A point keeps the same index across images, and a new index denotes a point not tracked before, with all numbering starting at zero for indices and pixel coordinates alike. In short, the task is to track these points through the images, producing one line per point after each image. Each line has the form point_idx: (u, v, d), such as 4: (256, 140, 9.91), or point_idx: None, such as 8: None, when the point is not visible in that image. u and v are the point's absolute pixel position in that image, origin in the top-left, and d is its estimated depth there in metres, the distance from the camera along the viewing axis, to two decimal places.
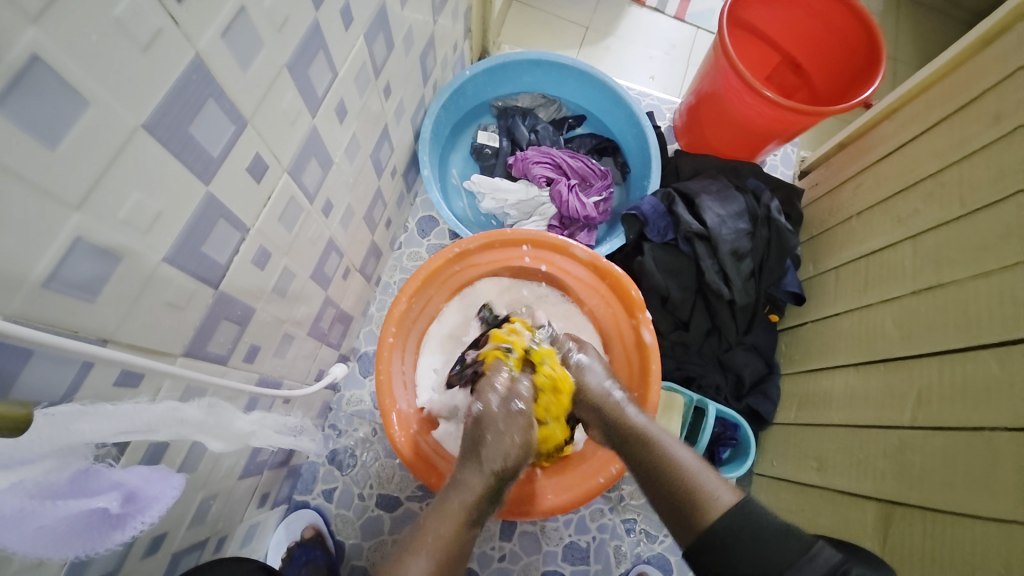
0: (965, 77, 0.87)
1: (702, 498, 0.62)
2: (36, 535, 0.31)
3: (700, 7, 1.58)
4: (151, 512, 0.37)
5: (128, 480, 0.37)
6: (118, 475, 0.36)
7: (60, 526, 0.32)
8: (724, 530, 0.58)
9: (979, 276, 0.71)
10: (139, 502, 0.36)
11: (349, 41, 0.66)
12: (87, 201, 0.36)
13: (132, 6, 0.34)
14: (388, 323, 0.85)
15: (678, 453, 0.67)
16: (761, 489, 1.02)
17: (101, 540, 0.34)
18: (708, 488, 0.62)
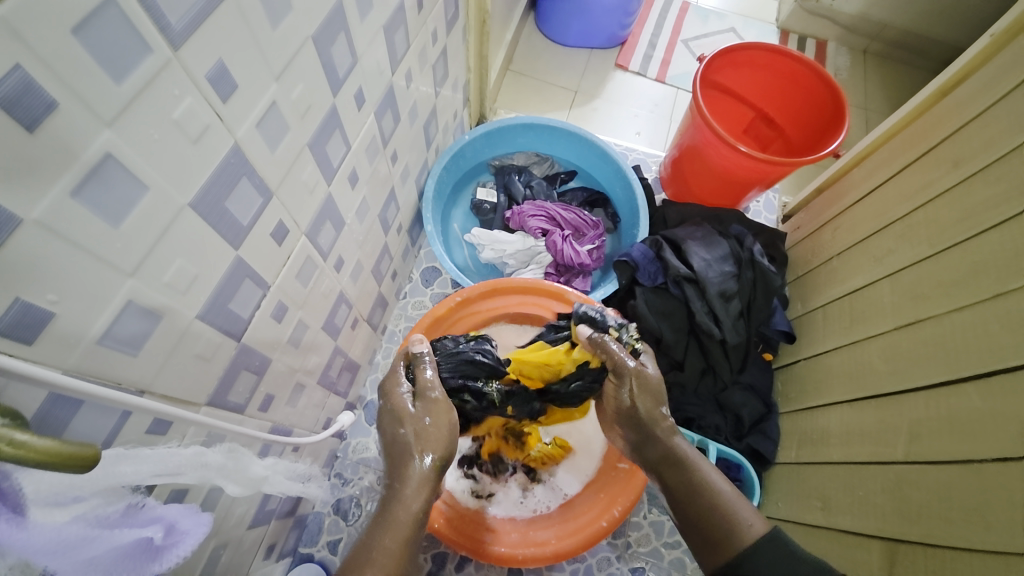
0: (922, 129, 0.95)
1: (737, 519, 0.62)
2: (87, 564, 0.33)
3: (679, 70, 1.73)
4: (185, 545, 0.39)
5: (167, 514, 0.39)
6: (162, 507, 0.39)
7: (108, 556, 0.34)
8: (751, 552, 0.58)
9: (952, 311, 0.75)
10: (177, 534, 0.39)
11: (362, 118, 0.75)
12: (139, 268, 0.41)
13: (188, 109, 0.41)
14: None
15: (714, 481, 0.67)
16: None
17: (141, 571, 0.36)
18: (739, 511, 0.63)
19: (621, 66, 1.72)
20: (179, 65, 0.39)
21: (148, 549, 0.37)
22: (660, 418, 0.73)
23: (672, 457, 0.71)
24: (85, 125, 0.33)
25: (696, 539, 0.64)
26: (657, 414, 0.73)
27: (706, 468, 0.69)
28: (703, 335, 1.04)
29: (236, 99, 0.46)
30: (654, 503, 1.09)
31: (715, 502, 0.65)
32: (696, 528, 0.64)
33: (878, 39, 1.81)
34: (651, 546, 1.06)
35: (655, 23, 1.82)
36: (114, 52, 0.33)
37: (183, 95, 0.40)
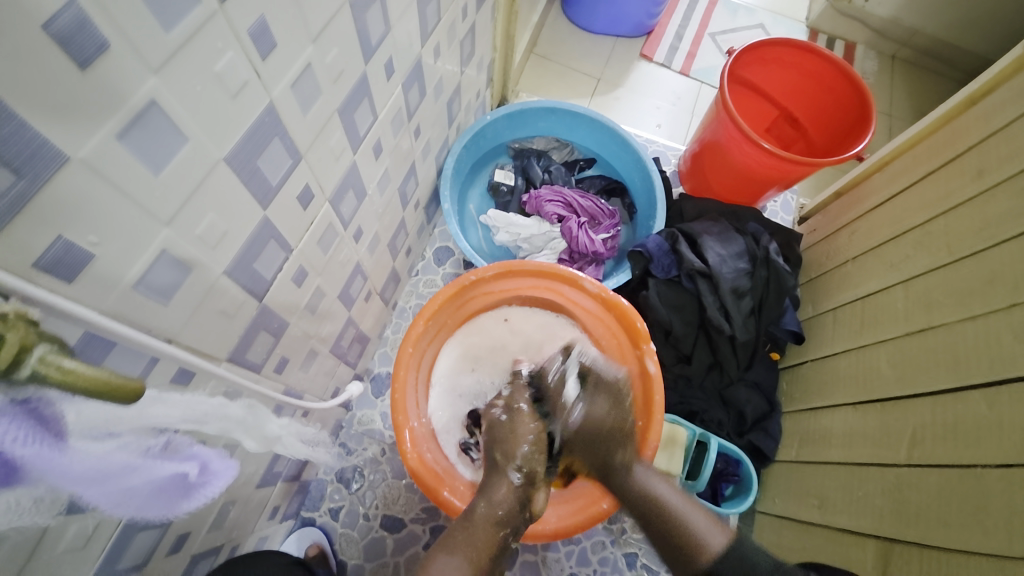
0: (950, 135, 0.94)
1: (699, 544, 0.65)
2: (124, 493, 0.35)
3: (705, 64, 1.71)
4: (213, 487, 0.41)
5: (203, 454, 0.42)
6: (197, 446, 0.41)
7: (144, 488, 0.36)
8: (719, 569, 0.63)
9: (964, 320, 0.75)
10: (208, 474, 0.41)
11: (390, 89, 0.74)
12: (174, 219, 0.41)
13: (230, 63, 0.41)
14: (405, 344, 0.90)
15: (660, 494, 0.69)
16: (765, 527, 1.01)
17: (174, 502, 0.39)
18: (685, 511, 0.68)
19: (646, 56, 1.70)
20: (223, 17, 0.39)
21: (182, 484, 0.39)
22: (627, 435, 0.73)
23: (612, 473, 0.72)
24: (132, 69, 0.33)
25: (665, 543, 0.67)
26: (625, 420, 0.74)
27: (663, 490, 0.70)
28: (712, 330, 1.04)
29: (274, 57, 0.46)
30: None
31: (676, 531, 0.66)
32: (662, 532, 0.67)
33: (909, 45, 1.78)
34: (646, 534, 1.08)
35: (682, 14, 1.79)
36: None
37: (226, 48, 0.40)
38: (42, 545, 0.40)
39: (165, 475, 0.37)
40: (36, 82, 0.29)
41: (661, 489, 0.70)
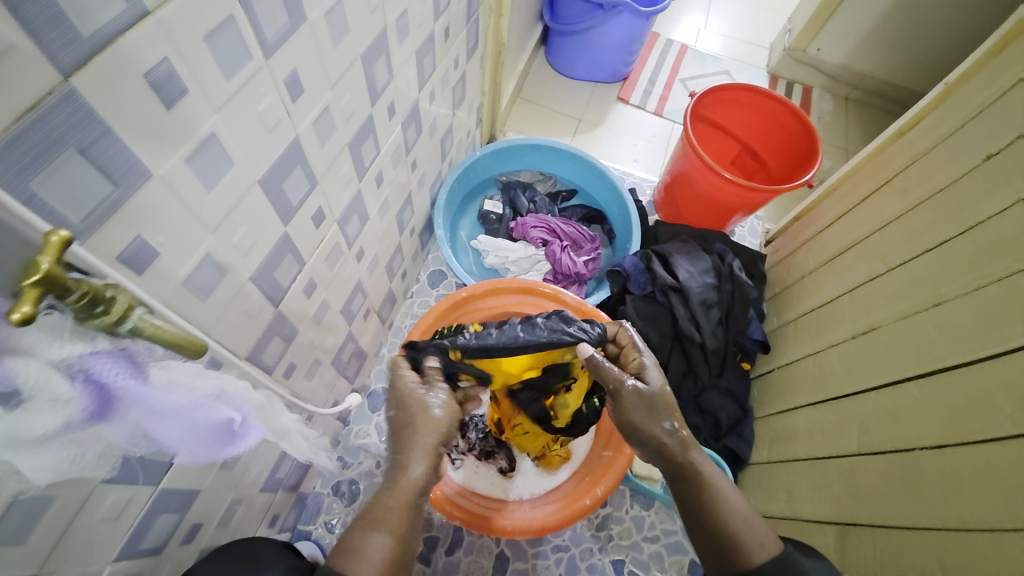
0: (883, 162, 1.07)
1: (751, 542, 0.66)
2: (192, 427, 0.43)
3: (676, 106, 1.88)
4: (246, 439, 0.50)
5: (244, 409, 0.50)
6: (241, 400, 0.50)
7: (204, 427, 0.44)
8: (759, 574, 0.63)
9: (897, 320, 0.85)
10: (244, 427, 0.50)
11: (391, 126, 0.86)
12: (218, 228, 0.50)
13: (268, 104, 0.51)
14: None
15: (720, 485, 0.70)
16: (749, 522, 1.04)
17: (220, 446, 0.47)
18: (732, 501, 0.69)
19: (621, 99, 1.88)
20: (266, 69, 0.49)
21: (228, 429, 0.48)
22: (681, 449, 0.72)
23: (681, 472, 0.72)
24: (202, 109, 0.43)
25: (713, 549, 0.67)
26: (659, 422, 0.73)
27: (720, 480, 0.71)
28: (685, 340, 1.13)
29: (302, 100, 0.57)
30: (636, 500, 1.16)
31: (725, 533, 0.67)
32: (709, 538, 0.68)
33: (859, 88, 1.98)
34: (632, 540, 1.12)
35: (654, 62, 1.98)
36: (228, 55, 0.44)
37: (266, 93, 0.51)
38: (88, 510, 0.46)
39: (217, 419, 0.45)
40: (136, 118, 0.38)
41: (719, 479, 0.71)
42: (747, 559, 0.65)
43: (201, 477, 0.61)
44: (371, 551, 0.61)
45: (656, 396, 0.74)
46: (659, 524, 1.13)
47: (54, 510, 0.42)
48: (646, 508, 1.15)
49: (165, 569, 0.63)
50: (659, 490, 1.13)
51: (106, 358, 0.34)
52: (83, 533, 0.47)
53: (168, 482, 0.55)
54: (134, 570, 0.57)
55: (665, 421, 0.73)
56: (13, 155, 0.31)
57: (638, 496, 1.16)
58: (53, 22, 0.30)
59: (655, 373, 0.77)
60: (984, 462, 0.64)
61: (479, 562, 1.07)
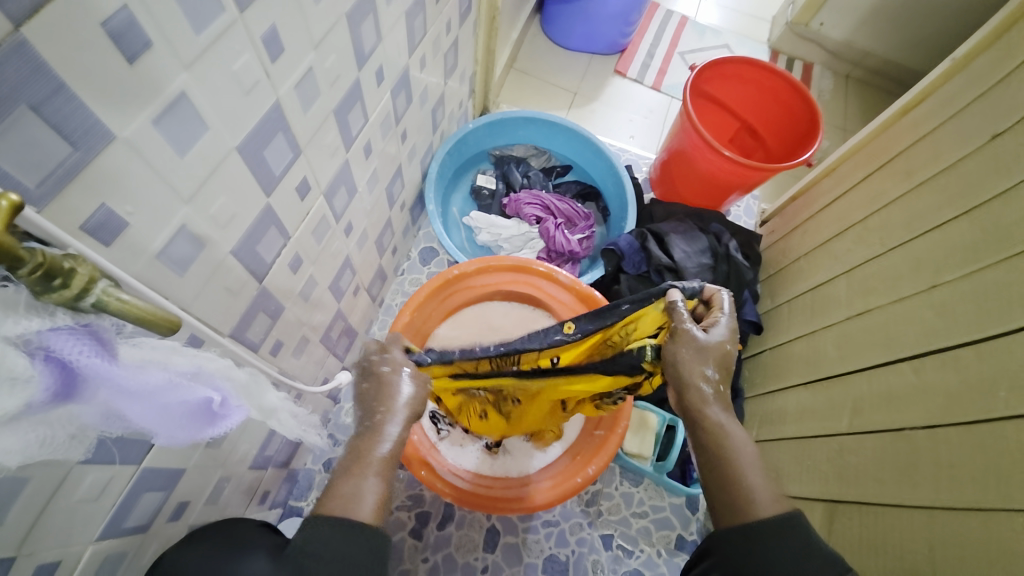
0: (886, 142, 1.05)
1: (762, 495, 0.57)
2: (174, 408, 0.41)
3: (674, 80, 1.83)
4: (233, 420, 0.48)
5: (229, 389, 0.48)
6: (225, 380, 0.48)
7: (187, 408, 0.42)
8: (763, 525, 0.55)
9: (895, 302, 0.85)
10: (230, 408, 0.48)
11: (379, 94, 0.81)
12: (194, 198, 0.47)
13: (245, 63, 0.48)
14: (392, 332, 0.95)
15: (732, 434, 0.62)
16: None
17: (204, 428, 0.46)
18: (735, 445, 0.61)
19: (619, 72, 1.82)
20: (242, 25, 0.45)
21: (212, 411, 0.46)
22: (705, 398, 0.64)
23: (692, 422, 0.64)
24: (170, 66, 0.40)
25: (716, 498, 0.60)
26: (695, 368, 0.65)
27: (739, 436, 0.61)
28: None
29: (282, 60, 0.53)
30: (625, 476, 1.17)
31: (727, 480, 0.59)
32: (714, 485, 0.60)
33: (860, 66, 1.95)
34: (621, 515, 1.14)
35: (653, 34, 1.92)
36: (197, 6, 0.40)
37: (243, 51, 0.47)
38: (62, 492, 0.44)
39: (201, 399, 0.43)
40: (95, 74, 0.35)
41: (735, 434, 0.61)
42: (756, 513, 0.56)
43: (185, 456, 0.60)
44: (364, 493, 0.56)
45: (702, 341, 0.66)
46: (647, 501, 1.15)
47: (28, 492, 0.41)
48: (635, 485, 1.16)
49: (152, 547, 0.62)
50: (648, 467, 1.14)
51: (69, 334, 0.31)
52: (61, 514, 0.45)
53: (150, 463, 0.53)
54: (118, 549, 0.56)
55: (701, 369, 0.65)
56: None
57: (627, 473, 1.17)
58: None
59: (721, 325, 0.68)
60: (977, 443, 0.65)
61: (470, 537, 1.08)
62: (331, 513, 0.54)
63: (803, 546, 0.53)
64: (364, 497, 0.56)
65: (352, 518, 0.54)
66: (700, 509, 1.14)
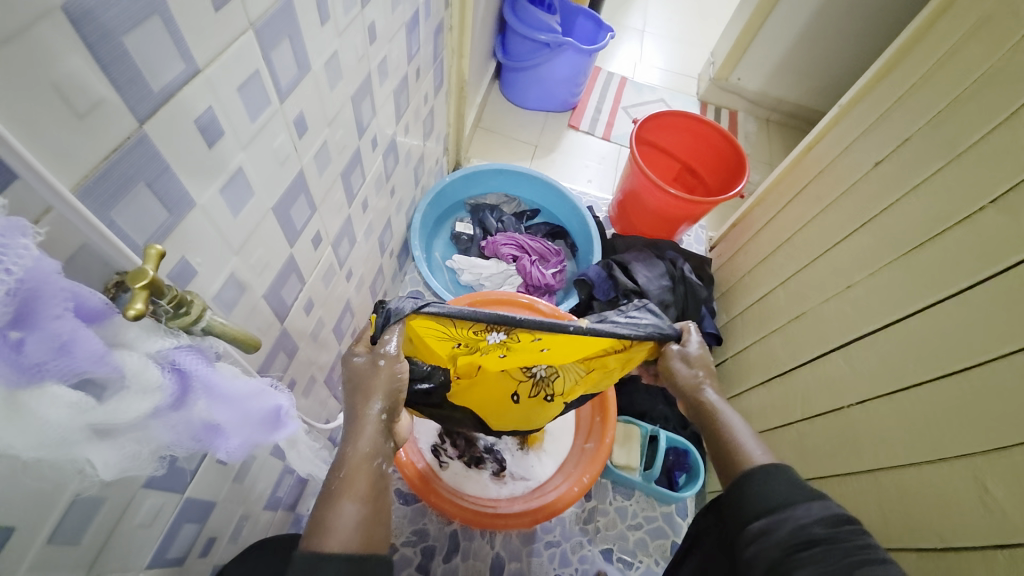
0: (799, 174, 1.27)
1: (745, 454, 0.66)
2: (254, 413, 0.50)
3: (621, 130, 2.08)
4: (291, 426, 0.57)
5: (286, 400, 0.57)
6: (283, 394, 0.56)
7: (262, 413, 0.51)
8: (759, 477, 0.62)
9: (823, 303, 1.01)
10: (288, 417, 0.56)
11: (374, 157, 0.94)
12: (240, 252, 0.57)
13: (281, 141, 0.59)
14: None
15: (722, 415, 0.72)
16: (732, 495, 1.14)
17: (272, 433, 0.54)
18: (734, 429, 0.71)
19: (573, 126, 2.05)
20: (280, 112, 0.57)
21: (278, 417, 0.54)
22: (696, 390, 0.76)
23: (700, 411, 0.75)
24: (233, 147, 0.51)
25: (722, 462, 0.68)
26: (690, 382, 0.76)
27: (731, 417, 0.72)
28: None
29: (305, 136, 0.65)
30: (618, 490, 1.25)
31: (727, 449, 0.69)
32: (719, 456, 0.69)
33: (776, 110, 2.27)
34: (618, 529, 1.20)
35: (600, 93, 2.19)
36: (253, 102, 0.51)
37: (280, 132, 0.59)
38: (126, 517, 0.49)
39: (270, 406, 0.52)
40: (186, 158, 0.45)
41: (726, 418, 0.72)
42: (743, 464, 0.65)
43: (218, 489, 0.65)
44: (339, 521, 0.54)
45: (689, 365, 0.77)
46: (640, 511, 1.22)
47: (104, 513, 0.46)
48: (627, 497, 1.24)
49: None
50: (638, 477, 1.21)
51: (187, 351, 0.41)
52: (124, 538, 0.50)
53: (192, 492, 0.59)
54: None
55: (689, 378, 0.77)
56: (99, 191, 0.38)
57: (619, 486, 1.25)
58: (132, 80, 0.37)
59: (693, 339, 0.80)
60: (899, 409, 0.78)
61: (477, 565, 1.11)
62: (310, 546, 0.52)
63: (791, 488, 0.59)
64: (347, 522, 0.55)
65: (325, 547, 0.52)
66: (688, 513, 1.22)
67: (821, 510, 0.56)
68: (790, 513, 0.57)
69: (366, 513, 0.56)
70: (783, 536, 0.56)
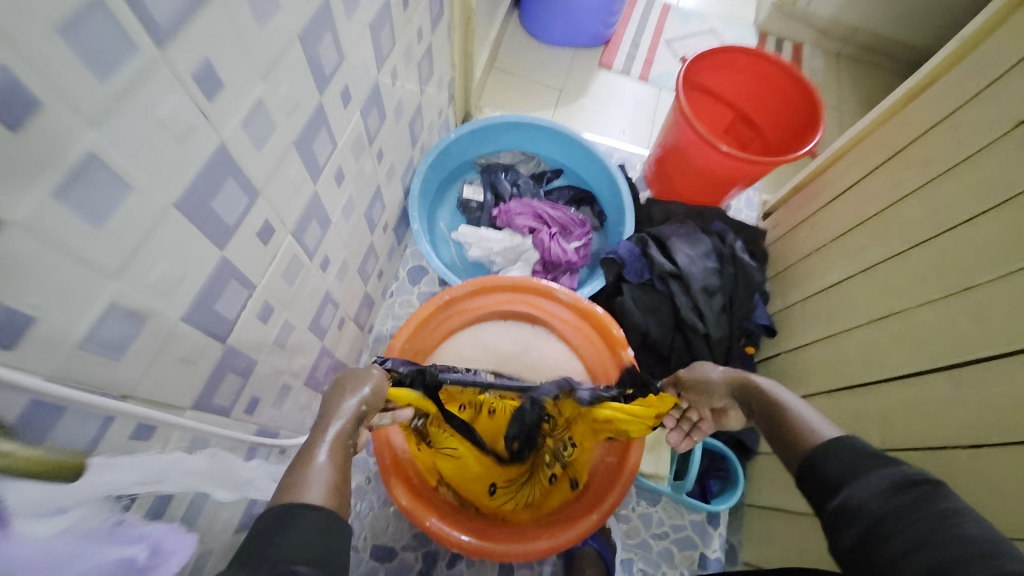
0: (895, 127, 0.99)
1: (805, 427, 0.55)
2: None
3: (662, 69, 1.75)
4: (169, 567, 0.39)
5: (153, 532, 0.39)
6: (149, 526, 0.39)
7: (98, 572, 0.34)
8: (816, 449, 0.52)
9: (923, 304, 0.79)
10: (161, 555, 0.39)
11: (347, 116, 0.73)
12: (123, 270, 0.41)
13: (176, 107, 0.40)
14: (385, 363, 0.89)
15: (783, 400, 0.61)
16: (778, 518, 0.99)
17: None
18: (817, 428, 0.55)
19: (604, 65, 1.74)
20: (165, 64, 0.38)
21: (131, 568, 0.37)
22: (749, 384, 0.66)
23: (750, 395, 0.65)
24: (71, 125, 0.32)
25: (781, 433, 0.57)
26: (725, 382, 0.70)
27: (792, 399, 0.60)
28: (687, 331, 1.04)
29: (223, 97, 0.46)
30: (642, 495, 1.11)
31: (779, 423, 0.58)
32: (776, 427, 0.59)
33: (851, 42, 1.87)
34: (640, 538, 1.08)
35: (637, 22, 1.84)
36: (99, 49, 0.32)
37: (170, 94, 0.40)
38: None
39: (108, 559, 0.35)
40: None
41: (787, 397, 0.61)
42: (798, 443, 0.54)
43: None
44: (312, 477, 0.49)
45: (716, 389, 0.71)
46: (667, 520, 1.09)
47: None
48: (652, 504, 1.10)
49: None
50: (666, 487, 1.07)
51: None
52: None
53: None
54: None
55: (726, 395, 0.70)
56: None
57: (644, 492, 1.11)
58: None
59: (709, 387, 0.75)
60: (1012, 465, 0.61)
61: (483, 574, 1.02)
62: (283, 499, 0.46)
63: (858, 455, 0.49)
64: (321, 477, 0.49)
65: (300, 498, 0.46)
66: (721, 524, 1.08)
67: (892, 474, 0.45)
68: (857, 483, 0.46)
69: (339, 472, 0.51)
70: (867, 510, 0.44)
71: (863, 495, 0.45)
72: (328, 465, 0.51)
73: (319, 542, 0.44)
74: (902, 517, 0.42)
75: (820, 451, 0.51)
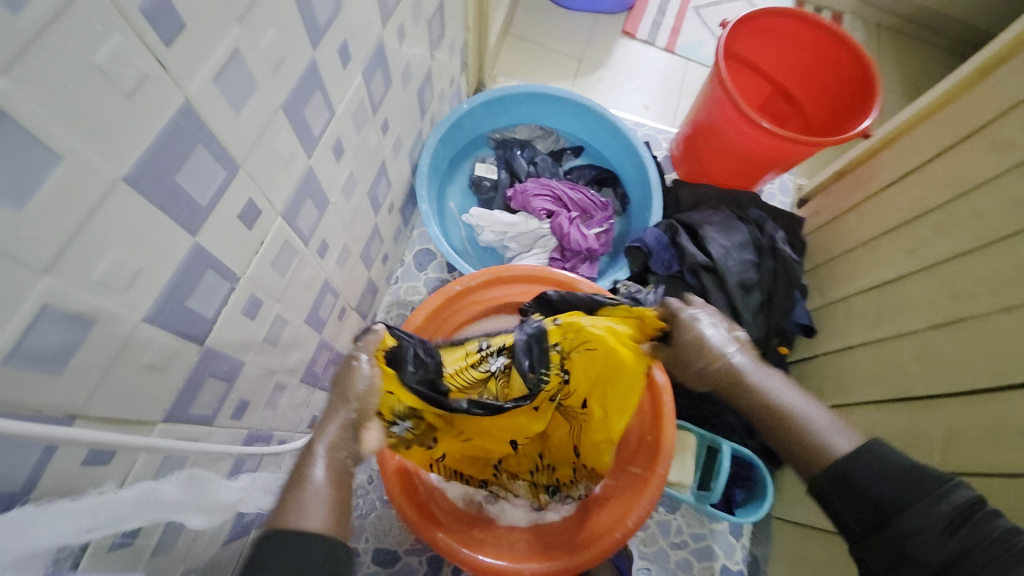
0: (965, 105, 0.87)
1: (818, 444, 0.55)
2: None
3: (691, 39, 1.61)
4: None
5: None
6: None
7: None
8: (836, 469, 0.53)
9: (1001, 311, 0.69)
10: None
11: (347, 79, 0.63)
12: (57, 264, 0.32)
13: (116, 50, 0.31)
14: None
15: (815, 426, 0.56)
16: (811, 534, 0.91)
17: None
18: (831, 442, 0.54)
19: (628, 33, 1.60)
20: None
21: None
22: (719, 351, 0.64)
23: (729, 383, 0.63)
24: None
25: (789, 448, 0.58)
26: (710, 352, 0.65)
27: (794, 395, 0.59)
28: None
29: (184, 42, 0.36)
30: (661, 502, 1.04)
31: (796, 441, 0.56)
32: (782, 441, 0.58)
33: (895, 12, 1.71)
34: (658, 547, 1.01)
35: None
36: None
37: (107, 32, 0.30)
38: None
39: None
40: None
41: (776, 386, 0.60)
42: (813, 464, 0.55)
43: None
44: (311, 502, 0.49)
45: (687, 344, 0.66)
46: (687, 528, 1.03)
47: None
48: (672, 511, 1.03)
49: None
50: (689, 496, 0.98)
51: None
52: None
53: None
54: None
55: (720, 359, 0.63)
56: None
57: (664, 499, 1.04)
58: None
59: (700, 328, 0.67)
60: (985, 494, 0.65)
61: None
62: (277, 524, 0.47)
63: (875, 467, 0.51)
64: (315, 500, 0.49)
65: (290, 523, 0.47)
66: (744, 535, 1.02)
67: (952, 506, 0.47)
68: (896, 523, 0.48)
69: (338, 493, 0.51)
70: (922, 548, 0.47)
71: (915, 526, 0.47)
72: (327, 482, 0.51)
73: (327, 557, 0.46)
74: (972, 557, 0.45)
75: (839, 477, 0.52)
